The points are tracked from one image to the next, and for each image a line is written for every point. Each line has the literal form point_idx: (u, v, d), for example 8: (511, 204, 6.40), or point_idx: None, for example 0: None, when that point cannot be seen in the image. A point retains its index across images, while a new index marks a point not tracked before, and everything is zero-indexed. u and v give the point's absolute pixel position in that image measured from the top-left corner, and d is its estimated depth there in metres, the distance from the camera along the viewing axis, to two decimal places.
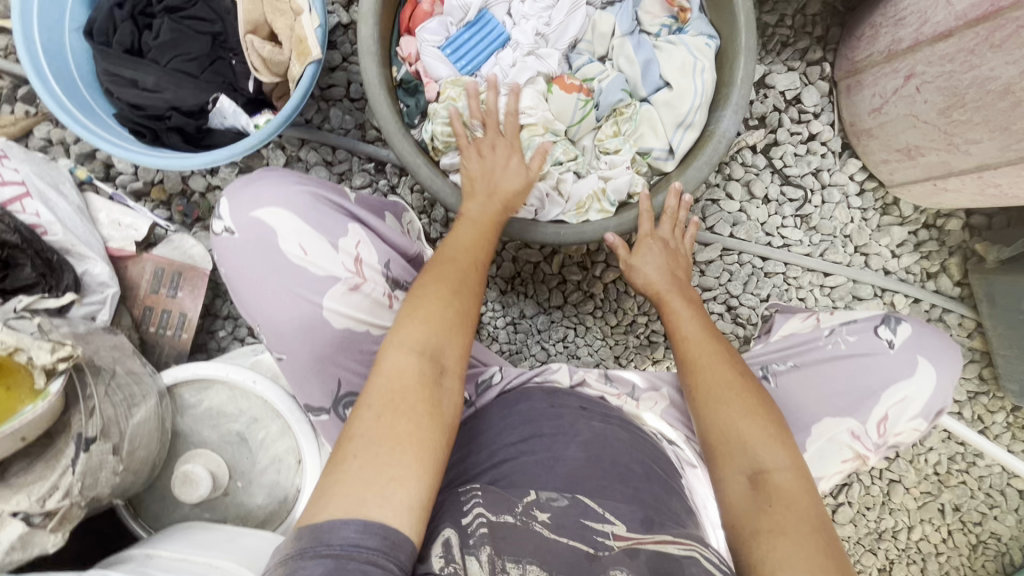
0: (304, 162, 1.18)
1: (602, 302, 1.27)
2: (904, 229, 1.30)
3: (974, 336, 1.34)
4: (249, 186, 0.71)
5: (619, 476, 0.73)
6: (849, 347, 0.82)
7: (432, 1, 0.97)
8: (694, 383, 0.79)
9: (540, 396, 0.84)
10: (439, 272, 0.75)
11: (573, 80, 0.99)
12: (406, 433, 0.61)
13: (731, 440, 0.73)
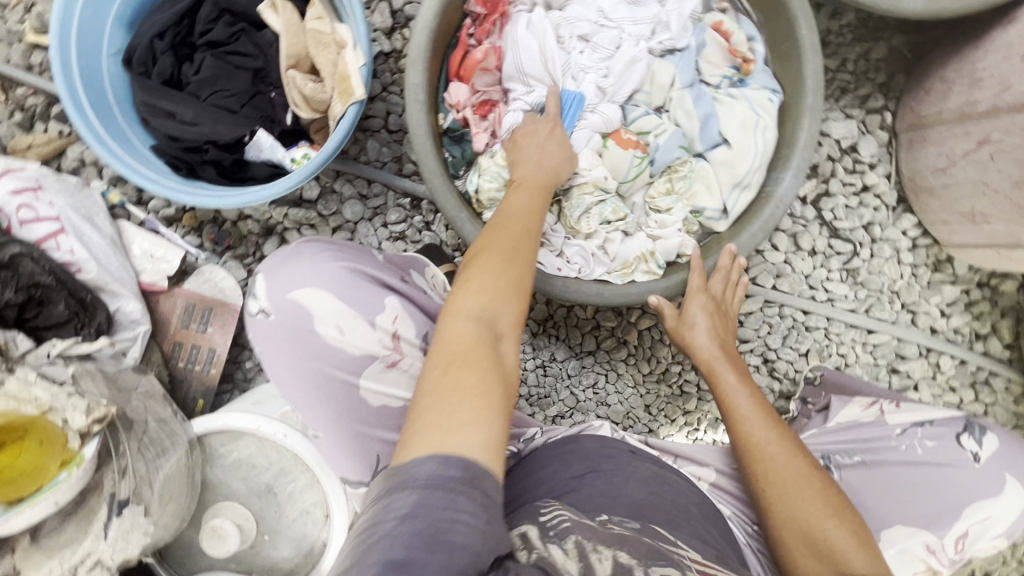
0: (338, 195, 1.15)
1: (635, 350, 1.24)
2: (955, 288, 1.24)
3: (1021, 401, 1.29)
4: (282, 262, 0.67)
5: (681, 514, 0.70)
6: (927, 455, 0.85)
7: (485, 51, 0.93)
8: (758, 462, 0.76)
9: (589, 436, 0.80)
10: (496, 236, 0.69)
11: (630, 135, 0.95)
12: (468, 377, 0.54)
13: (808, 528, 0.71)
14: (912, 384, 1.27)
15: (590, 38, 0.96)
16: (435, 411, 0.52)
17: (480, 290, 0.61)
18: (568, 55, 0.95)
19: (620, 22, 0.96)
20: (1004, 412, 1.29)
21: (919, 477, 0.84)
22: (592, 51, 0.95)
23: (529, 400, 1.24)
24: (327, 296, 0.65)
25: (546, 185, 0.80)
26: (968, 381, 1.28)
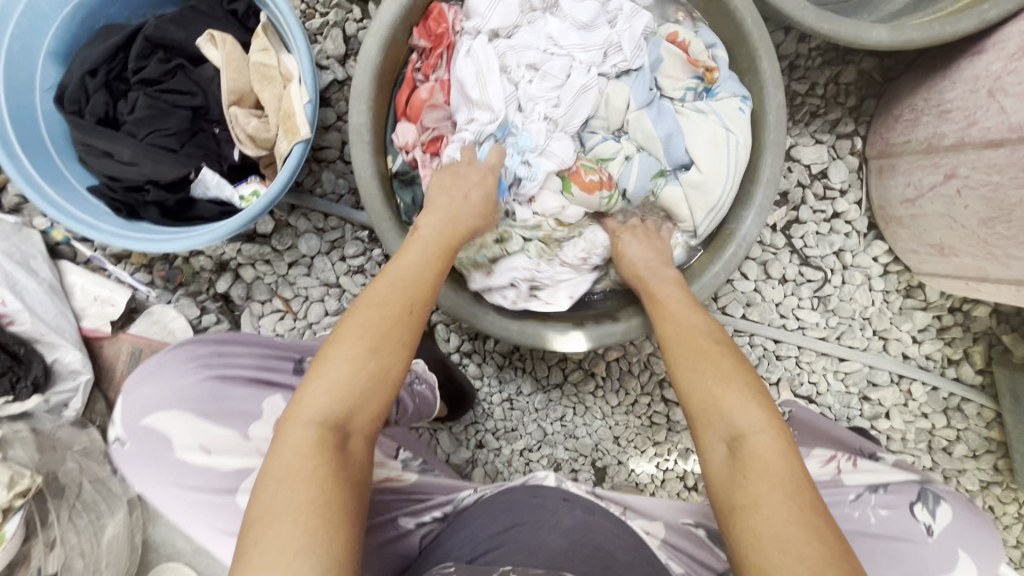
0: (293, 229, 1.11)
1: (604, 382, 1.21)
2: (927, 314, 1.23)
3: (992, 426, 1.28)
4: (142, 389, 0.71)
5: (602, 563, 0.68)
6: (881, 524, 0.84)
7: (430, 89, 0.91)
8: (676, 354, 0.76)
9: (522, 487, 0.81)
10: (360, 318, 0.66)
11: (592, 176, 0.90)
12: (300, 488, 0.54)
13: (709, 407, 0.68)
14: (884, 411, 1.26)
15: (541, 66, 0.90)
16: (265, 533, 0.52)
17: (326, 398, 0.60)
18: (517, 82, 0.91)
19: (569, 49, 0.91)
20: (975, 436, 1.28)
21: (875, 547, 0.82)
22: (546, 78, 0.90)
23: (496, 434, 1.21)
24: (190, 416, 0.69)
25: (443, 242, 0.79)
26: (940, 407, 1.27)
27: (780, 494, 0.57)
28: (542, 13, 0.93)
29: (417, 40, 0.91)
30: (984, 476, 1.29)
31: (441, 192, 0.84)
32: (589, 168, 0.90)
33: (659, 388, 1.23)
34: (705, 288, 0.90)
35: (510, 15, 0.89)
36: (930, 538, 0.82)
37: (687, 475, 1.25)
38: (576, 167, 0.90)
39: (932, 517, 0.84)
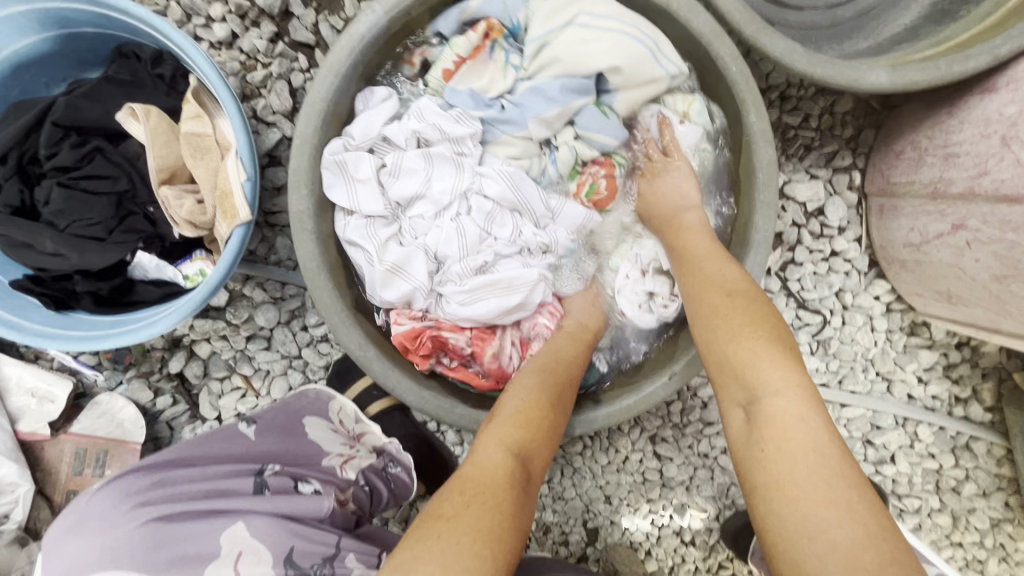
0: (249, 301, 1.02)
1: (591, 440, 1.14)
2: (933, 353, 1.15)
3: (1003, 463, 1.21)
4: (63, 547, 0.57)
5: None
6: None
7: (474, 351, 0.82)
8: (694, 310, 0.72)
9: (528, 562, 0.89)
10: (537, 380, 0.75)
11: (597, 190, 0.87)
12: (483, 499, 0.60)
13: (727, 369, 0.65)
14: (889, 455, 1.20)
15: (498, 218, 0.82)
16: (445, 528, 0.56)
17: (511, 434, 0.68)
18: (498, 256, 0.82)
19: (450, 194, 0.80)
20: (985, 474, 1.21)
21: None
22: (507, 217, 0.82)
23: None
24: (124, 572, 0.55)
25: (587, 332, 0.85)
26: (947, 447, 1.20)
27: (803, 469, 0.55)
28: (403, 213, 0.82)
29: (426, 366, 0.83)
30: (994, 514, 1.23)
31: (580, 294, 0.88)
32: (592, 188, 0.87)
33: (651, 443, 1.15)
34: (693, 363, 0.80)
35: (425, 250, 0.80)
36: None
37: (685, 531, 1.18)
38: (586, 201, 0.87)
39: None
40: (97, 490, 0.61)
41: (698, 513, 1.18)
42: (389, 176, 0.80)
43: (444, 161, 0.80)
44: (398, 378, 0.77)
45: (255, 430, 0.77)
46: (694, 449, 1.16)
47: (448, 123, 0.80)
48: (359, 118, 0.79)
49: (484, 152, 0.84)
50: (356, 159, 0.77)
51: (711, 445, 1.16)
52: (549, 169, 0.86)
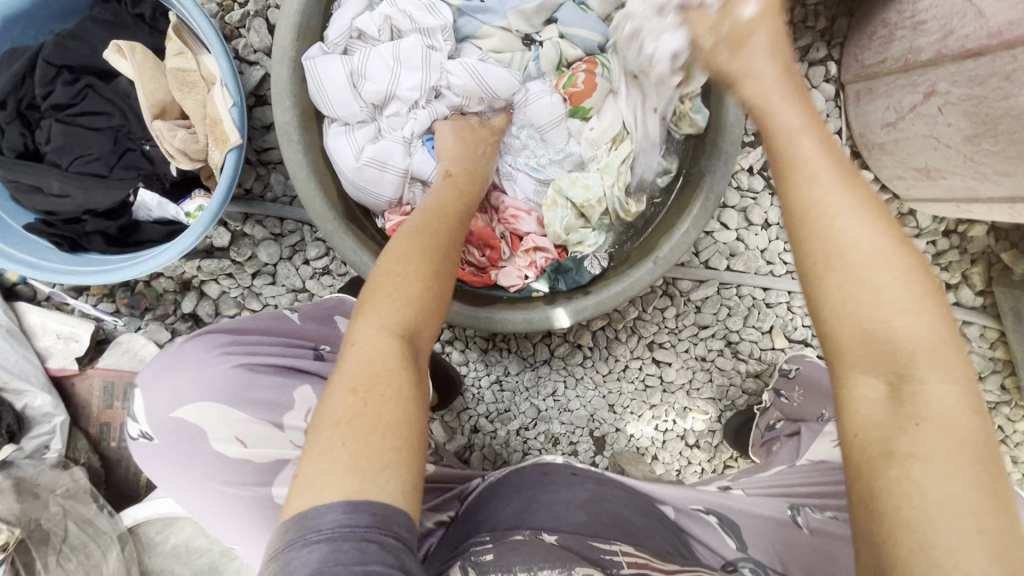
0: (251, 238, 1.07)
1: (591, 352, 1.19)
2: (921, 241, 1.18)
3: (997, 345, 1.23)
4: (164, 379, 0.64)
5: (622, 528, 0.70)
6: None
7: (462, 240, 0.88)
8: (830, 241, 0.52)
9: (531, 467, 0.82)
10: (418, 247, 0.65)
11: (576, 86, 0.85)
12: (373, 412, 0.52)
13: (880, 336, 0.49)
14: None
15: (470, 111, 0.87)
16: (321, 460, 0.49)
17: (397, 314, 0.58)
18: None
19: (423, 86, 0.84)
20: (979, 358, 1.24)
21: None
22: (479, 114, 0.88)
23: (490, 417, 1.20)
24: (223, 410, 0.63)
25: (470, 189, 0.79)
26: None
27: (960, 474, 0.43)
28: (380, 114, 0.86)
29: None
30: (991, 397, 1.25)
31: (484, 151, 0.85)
32: (571, 79, 0.86)
33: (649, 350, 1.20)
34: (675, 247, 0.84)
35: (399, 144, 0.84)
36: None
37: (688, 435, 1.23)
38: (562, 92, 0.87)
39: None
40: (186, 344, 0.68)
41: (700, 415, 1.22)
42: (360, 78, 0.83)
43: (412, 54, 0.83)
44: None
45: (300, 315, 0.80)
46: (692, 354, 1.20)
47: (416, 14, 0.83)
48: (333, 16, 0.82)
49: (460, 46, 0.87)
50: (328, 61, 0.79)
51: (707, 348, 1.19)
52: (530, 65, 0.87)
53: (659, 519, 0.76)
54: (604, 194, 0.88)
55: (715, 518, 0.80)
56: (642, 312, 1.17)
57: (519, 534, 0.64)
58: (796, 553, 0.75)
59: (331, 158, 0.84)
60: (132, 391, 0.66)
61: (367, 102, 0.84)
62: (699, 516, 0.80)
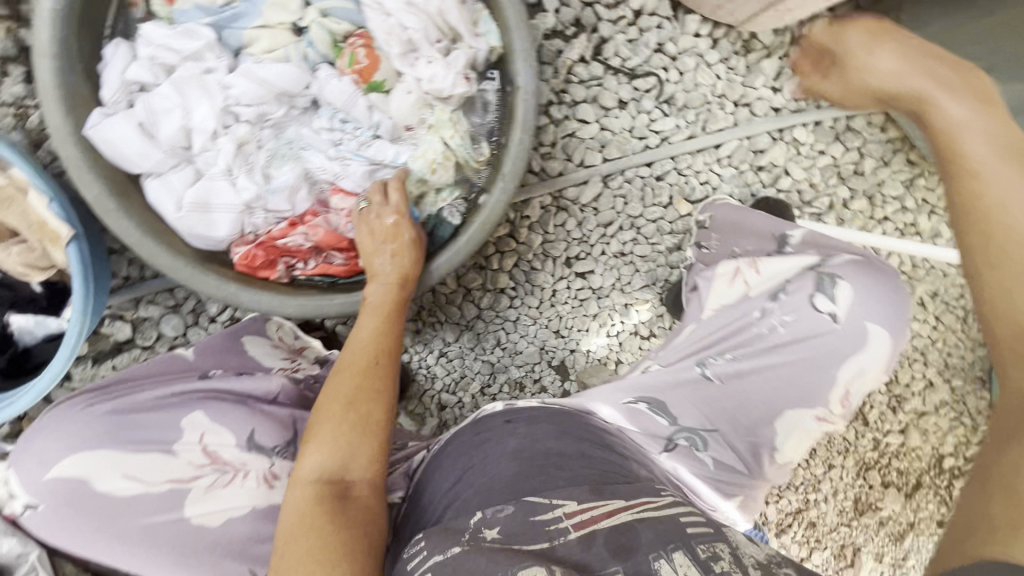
0: (151, 319, 1.09)
1: (516, 291, 1.20)
2: (775, 59, 1.18)
3: (888, 127, 1.25)
4: (37, 448, 0.67)
5: (556, 465, 0.67)
6: (790, 331, 0.72)
7: (303, 250, 0.89)
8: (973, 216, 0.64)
9: (466, 430, 0.78)
10: (332, 388, 0.71)
11: (358, 60, 0.84)
12: (297, 553, 0.58)
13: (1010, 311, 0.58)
14: (782, 171, 1.23)
15: (274, 116, 0.85)
16: None
17: (320, 458, 0.66)
18: (287, 164, 0.87)
19: (218, 110, 0.82)
20: (875, 144, 1.26)
21: (798, 350, 0.71)
22: (295, 122, 0.88)
23: (450, 389, 1.22)
24: (105, 452, 0.66)
25: (394, 302, 0.81)
26: (830, 137, 1.24)
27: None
28: (191, 154, 0.84)
29: (282, 275, 0.89)
30: (903, 177, 1.28)
31: (380, 215, 0.84)
32: (352, 58, 0.84)
33: (568, 267, 1.20)
34: (516, 159, 0.86)
35: (220, 179, 0.83)
36: (839, 324, 0.70)
37: (639, 328, 1.24)
38: (349, 73, 0.85)
39: (835, 301, 0.71)
40: (57, 411, 0.71)
41: (643, 306, 1.24)
42: (152, 127, 0.80)
43: (192, 87, 0.80)
44: (275, 299, 0.85)
45: (192, 353, 0.81)
46: (610, 254, 1.21)
47: (176, 41, 0.79)
48: (103, 80, 0.79)
49: (238, 58, 0.83)
50: (110, 123, 0.77)
51: (621, 243, 1.20)
52: (308, 52, 0.84)
53: (589, 433, 0.73)
54: (449, 147, 0.89)
55: (643, 404, 0.74)
56: (545, 233, 1.18)
57: (461, 536, 0.58)
58: (722, 406, 0.71)
59: (162, 213, 0.82)
60: (7, 475, 0.68)
61: (173, 149, 0.82)
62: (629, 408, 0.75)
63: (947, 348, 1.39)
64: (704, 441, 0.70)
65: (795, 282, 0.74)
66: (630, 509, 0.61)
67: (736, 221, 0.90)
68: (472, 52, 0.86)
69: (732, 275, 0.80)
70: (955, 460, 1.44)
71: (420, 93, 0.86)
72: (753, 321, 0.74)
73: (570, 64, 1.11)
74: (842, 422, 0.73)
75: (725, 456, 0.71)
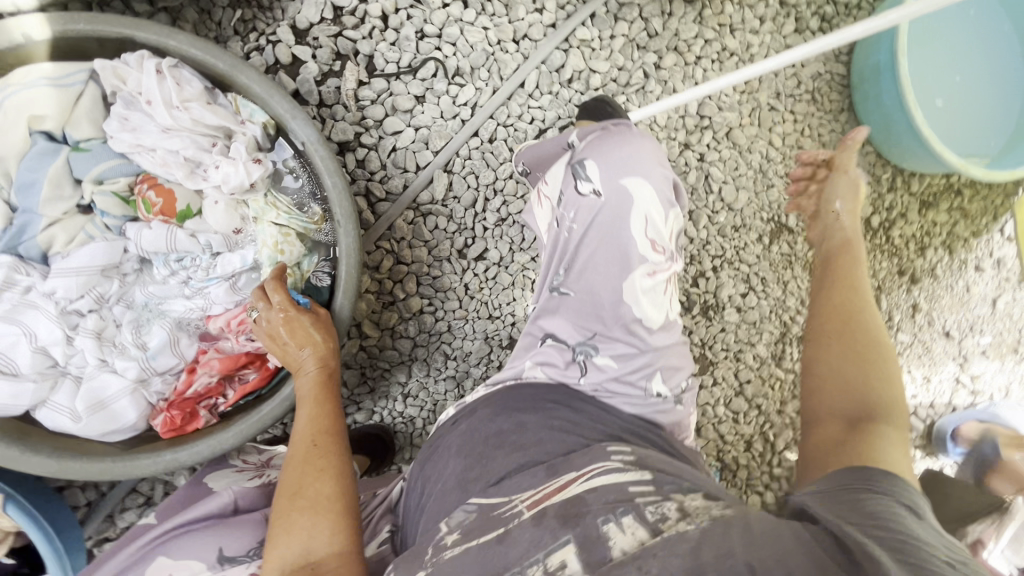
0: (134, 524, 1.09)
1: (433, 305, 1.23)
2: None
3: None
4: None
5: (495, 446, 0.73)
6: (581, 222, 0.78)
7: (212, 386, 0.91)
8: (833, 272, 0.91)
9: (427, 448, 0.81)
10: (290, 483, 0.72)
11: (150, 196, 0.86)
12: None
13: (858, 344, 0.80)
14: (589, 72, 1.29)
15: (113, 292, 0.87)
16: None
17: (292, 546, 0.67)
18: (154, 322, 0.89)
19: (58, 315, 0.83)
20: (650, 5, 1.31)
21: (595, 233, 0.77)
22: (138, 283, 0.90)
23: (432, 421, 1.25)
24: None
25: (321, 387, 0.83)
26: (611, 20, 1.29)
27: (890, 414, 0.74)
28: (64, 365, 0.86)
29: (208, 420, 0.91)
30: (690, 17, 1.35)
31: (269, 315, 0.84)
32: (146, 204, 0.86)
33: (464, 257, 1.24)
34: (342, 201, 0.89)
35: (101, 374, 0.85)
36: (604, 197, 0.77)
37: None
38: (151, 216, 0.86)
39: (591, 180, 0.78)
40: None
41: None
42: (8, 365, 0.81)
43: (24, 310, 0.82)
44: (215, 439, 0.86)
45: (154, 514, 0.82)
46: (493, 225, 1.24)
47: None
48: None
49: (49, 262, 0.85)
50: None
51: (495, 211, 1.24)
52: (106, 221, 0.86)
53: (530, 402, 0.77)
54: (283, 227, 0.92)
55: (550, 340, 0.81)
56: (427, 238, 1.21)
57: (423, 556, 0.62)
58: (586, 309, 0.79)
59: (66, 432, 0.83)
60: None
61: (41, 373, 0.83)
62: (541, 353, 0.82)
63: (817, 131, 1.47)
64: (593, 347, 0.79)
65: (563, 185, 0.82)
66: (580, 479, 0.64)
67: (537, 153, 1.00)
68: (248, 138, 0.89)
69: (538, 199, 0.91)
70: (881, 216, 1.52)
71: (226, 198, 0.89)
72: (558, 233, 0.82)
73: (354, 94, 1.15)
74: (668, 264, 0.80)
75: (618, 347, 0.78)
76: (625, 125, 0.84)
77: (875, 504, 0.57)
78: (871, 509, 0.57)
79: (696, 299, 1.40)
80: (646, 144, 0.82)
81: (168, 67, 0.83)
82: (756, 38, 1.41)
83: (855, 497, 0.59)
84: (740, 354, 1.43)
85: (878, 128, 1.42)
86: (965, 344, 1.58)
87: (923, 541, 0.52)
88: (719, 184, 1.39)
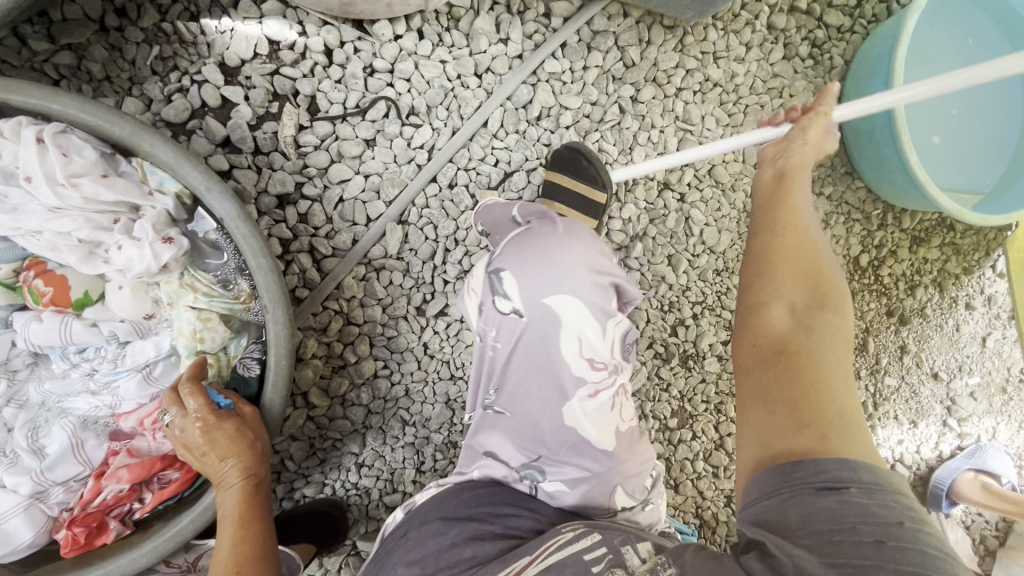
0: None
1: (389, 367, 1.13)
2: (485, 15, 1.09)
3: (628, 9, 1.19)
4: None
5: (450, 561, 0.60)
6: (505, 342, 0.72)
7: (120, 495, 0.79)
8: (777, 195, 0.78)
9: (374, 562, 0.69)
10: None
11: (37, 284, 0.75)
12: None
13: (809, 271, 0.68)
14: (559, 108, 1.17)
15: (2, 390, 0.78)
16: None
17: None
18: (51, 423, 0.80)
19: None
20: (627, 32, 1.20)
21: (521, 355, 0.71)
22: (31, 378, 0.81)
23: (389, 490, 1.15)
24: None
25: (247, 504, 0.73)
26: (584, 50, 1.17)
27: (838, 345, 0.61)
28: None
29: (120, 534, 0.80)
30: (671, 45, 1.23)
31: (185, 423, 0.73)
32: (34, 293, 0.75)
33: (422, 314, 1.13)
34: (270, 286, 0.77)
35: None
36: (525, 315, 0.71)
37: None
38: (42, 306, 0.76)
39: (508, 297, 0.72)
40: None
41: None
42: None
43: None
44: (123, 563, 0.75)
45: None
46: (453, 280, 1.13)
47: None
48: None
49: None
50: None
51: (456, 264, 1.13)
52: None
53: (477, 503, 0.68)
54: (201, 310, 0.80)
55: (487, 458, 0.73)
56: (380, 296, 1.10)
57: None
58: (524, 432, 0.71)
59: None
60: None
61: None
62: (484, 469, 0.73)
63: None
64: (539, 471, 0.70)
65: (481, 295, 0.76)
66: (536, 563, 0.57)
67: (493, 218, 0.92)
68: (157, 211, 0.76)
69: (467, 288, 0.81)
70: (869, 254, 1.44)
71: (132, 281, 0.77)
72: (481, 351, 0.75)
73: (294, 139, 1.02)
74: (615, 378, 0.72)
75: (568, 472, 0.70)
76: (547, 222, 0.79)
77: (810, 501, 0.48)
78: (815, 507, 0.47)
79: (675, 349, 1.31)
80: (573, 245, 0.75)
81: (51, 133, 0.70)
82: (741, 65, 1.30)
83: (796, 495, 0.49)
84: (720, 405, 1.36)
85: (870, 166, 1.33)
86: (954, 386, 1.52)
87: (888, 523, 0.45)
88: (700, 226, 1.30)
